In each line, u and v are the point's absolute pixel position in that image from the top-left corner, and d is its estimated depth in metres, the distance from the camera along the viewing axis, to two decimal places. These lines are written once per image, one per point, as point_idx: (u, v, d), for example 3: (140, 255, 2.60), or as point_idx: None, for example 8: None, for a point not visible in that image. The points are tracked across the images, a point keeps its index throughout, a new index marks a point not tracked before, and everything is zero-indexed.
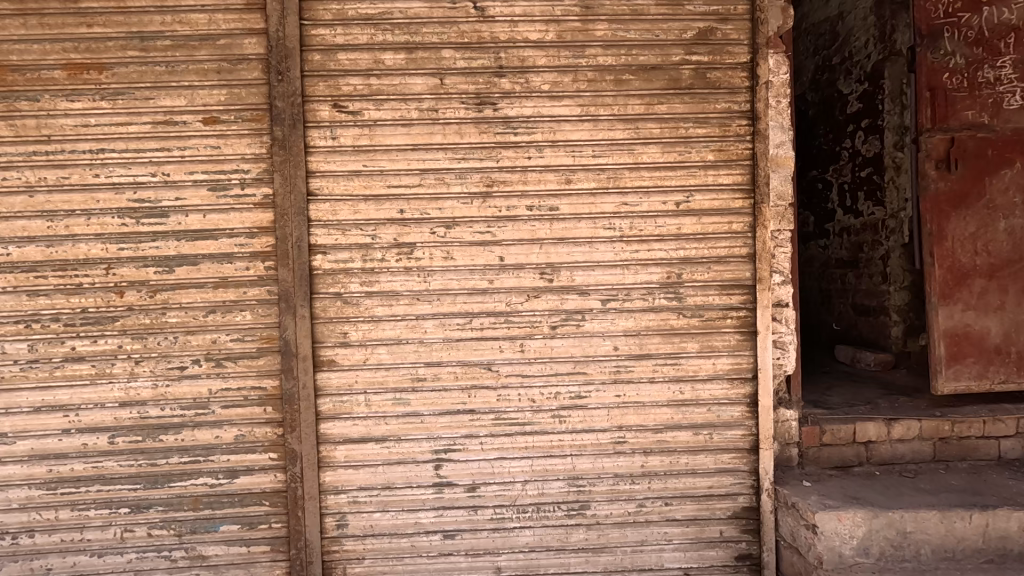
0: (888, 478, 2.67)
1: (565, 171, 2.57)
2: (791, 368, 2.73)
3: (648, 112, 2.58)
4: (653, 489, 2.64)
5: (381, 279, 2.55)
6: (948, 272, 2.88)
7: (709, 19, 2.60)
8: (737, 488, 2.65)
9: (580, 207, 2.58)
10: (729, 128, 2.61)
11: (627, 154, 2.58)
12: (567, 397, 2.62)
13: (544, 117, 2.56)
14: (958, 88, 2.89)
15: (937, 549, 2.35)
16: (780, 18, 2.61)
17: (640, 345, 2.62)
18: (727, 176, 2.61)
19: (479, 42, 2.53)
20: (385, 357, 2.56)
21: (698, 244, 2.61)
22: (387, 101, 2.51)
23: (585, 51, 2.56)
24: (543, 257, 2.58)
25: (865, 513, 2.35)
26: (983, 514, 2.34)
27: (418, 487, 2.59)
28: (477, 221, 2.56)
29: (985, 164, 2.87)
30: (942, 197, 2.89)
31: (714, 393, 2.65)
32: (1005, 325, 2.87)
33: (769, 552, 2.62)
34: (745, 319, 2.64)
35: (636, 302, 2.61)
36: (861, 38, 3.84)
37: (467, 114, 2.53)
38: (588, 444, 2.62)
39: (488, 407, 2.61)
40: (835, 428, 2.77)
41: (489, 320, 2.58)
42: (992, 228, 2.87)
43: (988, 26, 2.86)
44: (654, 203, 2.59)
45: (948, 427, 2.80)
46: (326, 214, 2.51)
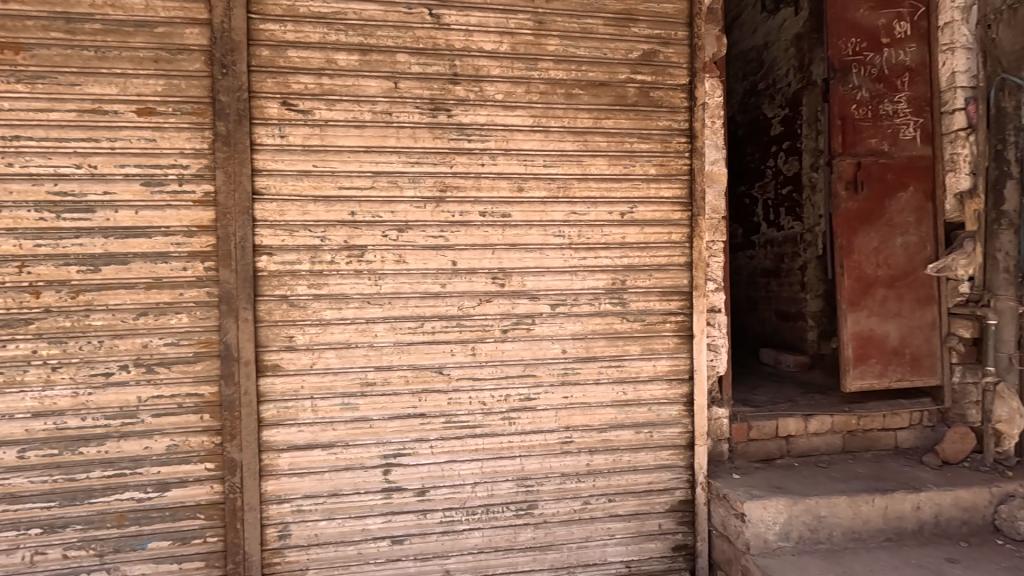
0: (805, 468, 2.93)
1: (517, 179, 2.65)
2: (723, 368, 2.94)
3: (596, 126, 2.71)
4: (598, 487, 2.75)
5: (331, 282, 2.51)
6: (855, 282, 3.21)
7: (653, 42, 2.77)
8: (675, 482, 2.82)
9: (531, 214, 2.66)
10: (669, 144, 2.79)
11: (575, 165, 2.70)
12: (517, 399, 2.68)
13: (497, 125, 2.62)
14: (863, 118, 3.25)
15: (846, 531, 2.61)
16: (716, 45, 2.85)
17: (587, 348, 2.73)
18: (668, 189, 2.79)
19: (434, 48, 2.56)
20: (333, 361, 2.52)
21: (641, 253, 2.76)
22: (339, 102, 2.48)
23: (537, 64, 2.65)
24: (495, 262, 2.64)
25: (786, 500, 2.57)
26: (884, 498, 2.63)
27: (366, 493, 2.56)
28: (430, 226, 2.58)
29: (885, 186, 3.23)
30: (850, 214, 3.23)
31: (655, 393, 2.80)
32: (902, 329, 3.22)
33: (702, 541, 2.81)
34: (683, 323, 2.82)
35: (584, 307, 2.72)
36: (782, 68, 4.21)
37: (421, 120, 2.55)
38: (537, 444, 2.70)
39: (439, 410, 2.62)
40: (759, 424, 3.03)
41: (440, 324, 2.61)
42: (891, 243, 3.23)
43: (888, 65, 3.23)
44: (600, 212, 2.72)
45: (855, 421, 3.12)
46: (273, 214, 2.44)
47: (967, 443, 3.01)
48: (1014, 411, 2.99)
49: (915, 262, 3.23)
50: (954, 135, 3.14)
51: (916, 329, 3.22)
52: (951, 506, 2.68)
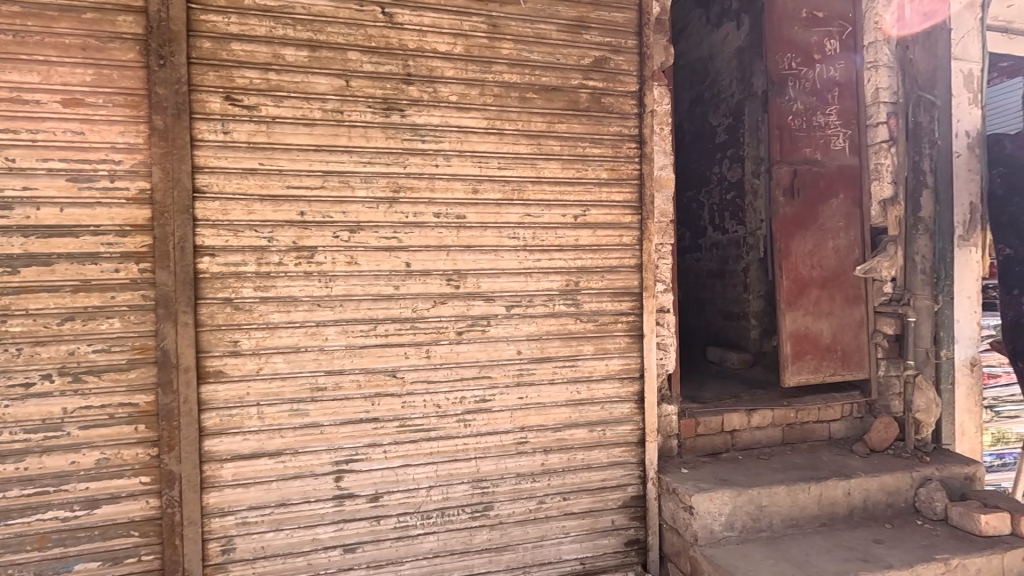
0: (748, 460, 3.08)
1: (472, 180, 2.65)
2: (671, 367, 3.05)
3: (549, 129, 2.75)
4: (553, 486, 2.78)
5: (278, 284, 2.42)
6: (792, 283, 3.40)
7: (604, 49, 2.84)
8: (627, 478, 2.89)
9: (486, 216, 2.67)
10: (620, 149, 2.86)
11: (530, 168, 2.73)
12: (472, 400, 2.68)
13: (452, 127, 2.61)
14: (798, 128, 3.45)
15: (786, 519, 2.76)
16: (663, 55, 2.98)
17: (541, 348, 2.76)
18: (618, 193, 2.86)
19: (387, 47, 2.52)
20: (281, 366, 2.44)
21: (594, 255, 2.83)
22: (287, 98, 2.40)
23: (491, 67, 2.66)
24: (449, 264, 2.63)
25: (731, 492, 2.69)
26: (819, 485, 2.79)
27: (317, 501, 2.49)
28: (383, 226, 2.54)
29: (819, 193, 3.43)
30: (787, 219, 3.42)
31: (607, 392, 2.87)
32: (835, 327, 3.44)
33: (653, 535, 2.89)
34: (633, 323, 2.90)
35: (538, 308, 2.75)
36: (726, 79, 4.41)
37: (373, 119, 2.51)
38: (492, 446, 2.71)
39: (393, 414, 2.58)
40: (706, 420, 3.15)
41: (394, 326, 2.57)
42: (824, 247, 3.43)
43: (821, 80, 3.43)
44: (554, 214, 2.77)
45: (793, 414, 3.30)
46: (215, 213, 2.33)
47: (891, 431, 3.24)
48: (930, 401, 3.26)
49: (845, 264, 3.44)
50: (877, 146, 3.38)
51: (847, 327, 3.44)
52: (877, 490, 2.89)
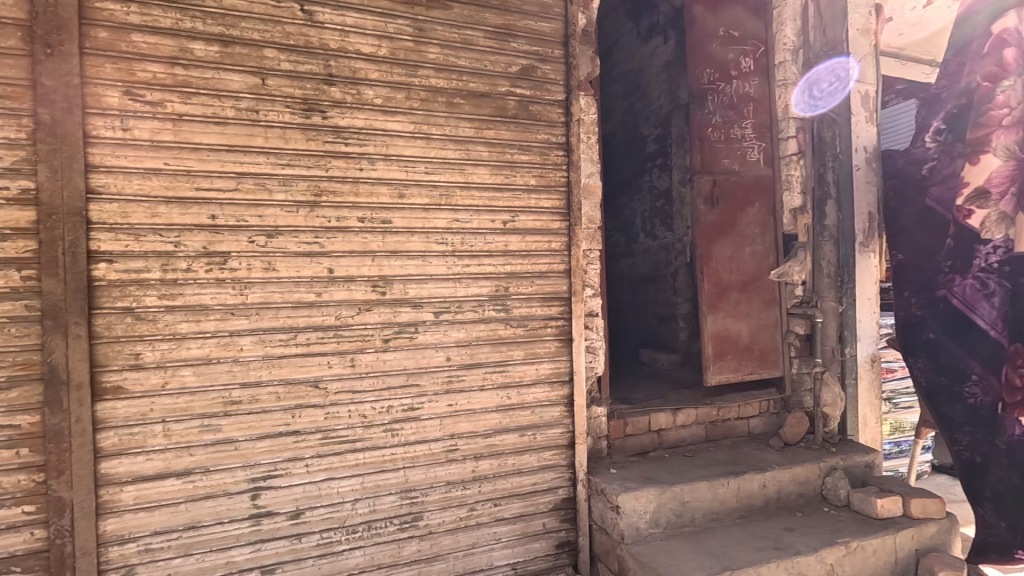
0: (674, 458, 3.20)
1: (398, 185, 2.60)
2: (601, 369, 3.13)
3: (477, 135, 2.75)
4: (483, 492, 2.77)
5: (186, 292, 2.27)
6: (713, 287, 3.57)
7: (531, 58, 2.87)
8: (558, 481, 2.92)
9: (412, 221, 2.63)
10: (548, 156, 2.91)
11: (457, 173, 2.71)
12: (399, 409, 2.62)
13: (376, 130, 2.56)
14: (718, 140, 3.63)
15: (707, 513, 2.88)
16: (590, 65, 3.07)
17: (471, 354, 2.75)
18: (547, 200, 2.91)
19: (307, 46, 2.44)
20: (189, 379, 2.29)
21: (523, 260, 2.85)
22: (196, 95, 2.27)
23: (417, 71, 2.63)
24: (375, 270, 2.56)
25: (655, 490, 2.78)
26: (737, 479, 2.94)
27: (230, 522, 2.35)
28: (303, 231, 2.44)
29: (737, 202, 3.63)
30: (709, 226, 3.58)
31: (537, 396, 2.89)
32: (752, 328, 3.65)
33: (584, 536, 2.93)
34: (563, 328, 2.95)
35: (467, 314, 2.74)
36: (655, 91, 4.60)
37: (292, 120, 2.42)
38: (421, 455, 2.66)
39: (315, 426, 2.48)
40: (634, 420, 3.27)
41: (316, 335, 2.47)
42: (742, 252, 3.64)
43: (737, 95, 3.63)
44: (482, 220, 2.77)
45: (715, 412, 3.47)
46: (114, 216, 2.16)
47: (802, 425, 3.46)
48: (836, 396, 3.49)
49: (761, 269, 3.67)
50: (788, 159, 3.65)
51: (762, 328, 3.67)
52: (789, 481, 3.07)
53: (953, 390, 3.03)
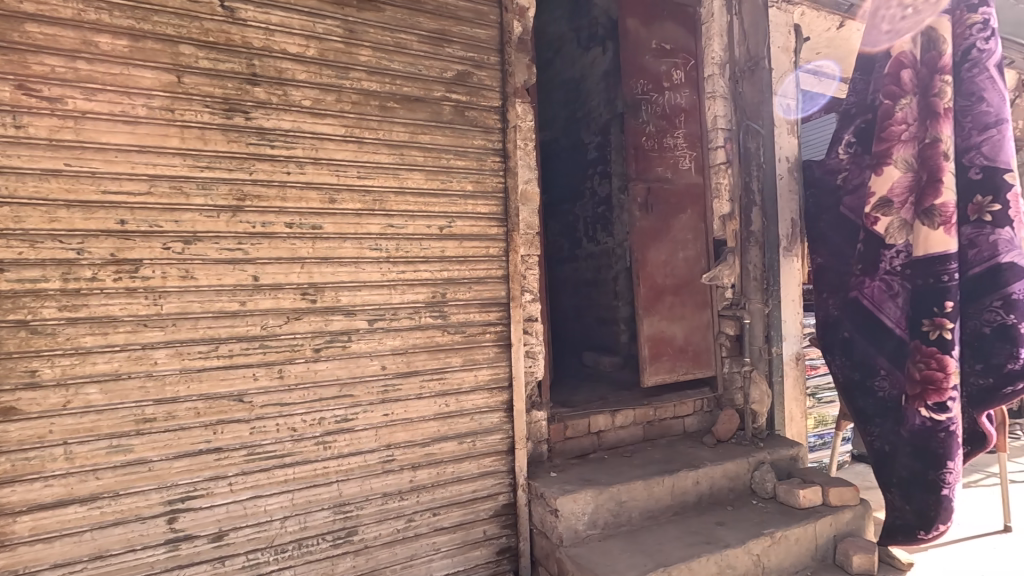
0: (612, 459, 3.27)
1: (328, 190, 2.52)
2: (541, 374, 3.15)
3: (412, 140, 2.72)
4: (421, 502, 2.72)
5: (92, 303, 2.11)
6: (648, 290, 3.68)
7: (466, 64, 2.87)
8: (498, 487, 2.91)
9: (344, 227, 2.56)
10: (485, 162, 2.91)
11: (392, 178, 2.67)
12: (332, 421, 2.54)
13: (304, 133, 2.48)
14: (652, 148, 3.74)
15: (643, 511, 2.95)
16: (526, 73, 3.11)
17: (407, 362, 2.70)
18: (484, 206, 2.91)
19: (228, 44, 2.33)
20: (95, 397, 2.12)
21: (460, 266, 2.83)
22: (102, 91, 2.11)
23: (348, 73, 2.57)
24: (304, 277, 2.47)
25: (593, 492, 2.83)
26: (671, 477, 3.04)
27: (144, 549, 2.19)
28: (225, 237, 2.32)
29: (670, 208, 3.76)
30: (643, 232, 3.69)
31: (476, 403, 2.88)
32: (686, 330, 3.79)
33: (524, 541, 2.94)
34: (501, 333, 2.95)
35: (403, 321, 2.69)
36: (594, 99, 4.71)
37: (212, 120, 2.30)
38: (355, 467, 2.58)
39: (239, 442, 2.36)
40: (574, 423, 3.32)
41: (239, 346, 2.36)
42: (675, 257, 3.77)
43: (669, 105, 3.76)
44: (418, 226, 2.73)
45: (652, 412, 3.58)
46: (4, 220, 1.98)
47: (733, 422, 3.62)
48: (763, 393, 3.70)
49: (694, 273, 3.81)
50: (717, 167, 3.81)
51: (695, 329, 3.81)
52: (721, 476, 3.21)
53: (866, 384, 3.27)
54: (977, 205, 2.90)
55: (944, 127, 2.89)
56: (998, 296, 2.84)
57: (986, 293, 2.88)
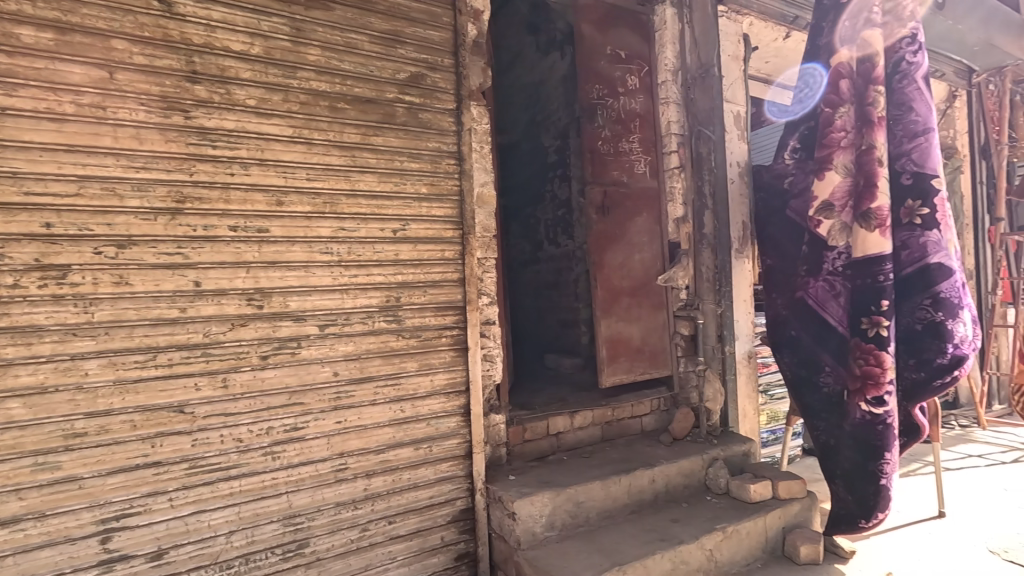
0: (571, 460, 3.30)
1: (275, 192, 2.45)
2: (499, 377, 3.15)
3: (364, 142, 2.67)
4: (376, 511, 2.67)
5: (13, 312, 1.98)
6: (606, 292, 3.74)
7: (420, 65, 2.85)
8: (456, 492, 2.88)
9: (292, 230, 2.48)
10: (439, 165, 2.89)
11: (343, 180, 2.61)
12: (280, 430, 2.46)
13: (249, 133, 2.40)
14: (608, 152, 3.79)
15: (600, 511, 2.98)
16: (481, 76, 3.14)
17: (360, 368, 2.65)
18: (439, 209, 2.88)
19: (165, 40, 2.23)
20: (17, 412, 1.99)
21: (415, 269, 2.80)
22: (24, 86, 1.99)
23: (295, 73, 2.51)
24: (250, 282, 2.39)
25: (550, 493, 2.84)
26: (628, 476, 3.08)
27: (75, 572, 2.07)
28: (163, 241, 2.22)
29: (626, 212, 3.83)
30: (600, 235, 3.74)
31: (432, 408, 2.84)
32: (643, 331, 3.86)
33: (483, 545, 2.92)
34: (458, 337, 2.93)
35: (355, 326, 2.64)
36: (553, 103, 4.76)
37: (149, 119, 2.20)
38: (306, 477, 2.51)
39: (180, 455, 2.26)
40: (532, 425, 3.34)
41: (180, 354, 2.26)
42: (631, 259, 3.84)
43: (624, 110, 3.82)
44: (370, 229, 2.68)
45: (610, 412, 3.64)
46: None
47: (689, 420, 3.71)
48: (717, 391, 3.85)
49: (649, 275, 3.89)
50: (671, 172, 3.91)
51: (652, 330, 3.89)
52: (676, 474, 3.27)
53: (812, 380, 3.39)
54: (909, 209, 3.06)
55: (879, 134, 3.04)
56: (927, 294, 3.01)
57: (917, 292, 3.05)
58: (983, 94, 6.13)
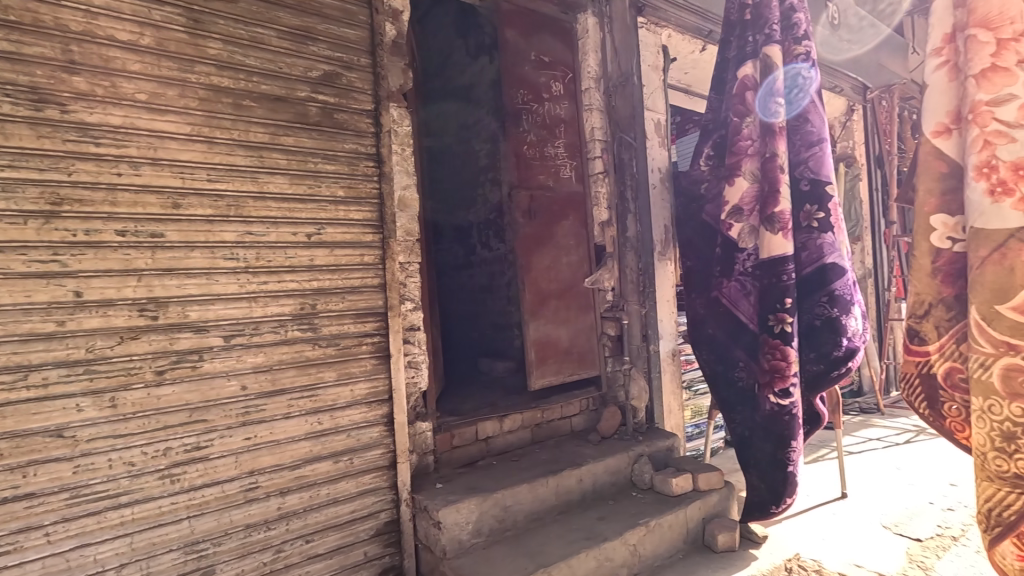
0: (500, 464, 3.29)
1: (171, 193, 2.28)
2: (424, 384, 3.09)
3: (273, 142, 2.54)
4: (291, 530, 2.53)
5: None
6: (534, 296, 3.77)
7: (334, 64, 2.75)
8: (380, 505, 2.79)
9: (191, 234, 2.31)
10: (357, 167, 2.80)
11: (250, 182, 2.47)
12: (180, 451, 2.28)
13: (140, 130, 2.21)
14: (534, 157, 3.83)
15: (528, 514, 2.99)
16: (401, 78, 3.07)
17: (272, 380, 2.51)
18: (357, 212, 2.79)
19: (37, 25, 2.02)
20: None
21: (332, 275, 2.69)
22: None
23: (194, 67, 2.35)
24: (143, 291, 2.20)
25: (477, 500, 2.81)
26: (555, 477, 3.11)
27: None
28: (35, 247, 2.00)
29: (552, 215, 3.88)
30: (527, 238, 3.77)
31: (353, 418, 2.74)
32: (571, 332, 3.93)
33: (410, 558, 2.84)
34: (379, 344, 2.84)
35: (265, 336, 2.50)
36: (483, 107, 4.75)
37: (15, 112, 1.97)
38: (211, 499, 2.34)
39: (59, 485, 2.04)
40: (461, 431, 3.31)
41: (57, 373, 2.04)
42: (558, 262, 3.89)
43: (549, 115, 3.89)
44: (282, 233, 2.55)
45: (539, 414, 3.68)
46: None
47: (617, 418, 3.81)
48: (642, 388, 3.96)
49: (577, 277, 3.96)
50: (596, 177, 4.03)
51: (580, 332, 3.97)
52: (603, 472, 3.34)
53: (728, 375, 3.56)
54: (807, 213, 3.31)
55: (780, 143, 3.25)
56: (824, 292, 3.26)
57: (816, 290, 3.29)
58: (877, 109, 6.75)
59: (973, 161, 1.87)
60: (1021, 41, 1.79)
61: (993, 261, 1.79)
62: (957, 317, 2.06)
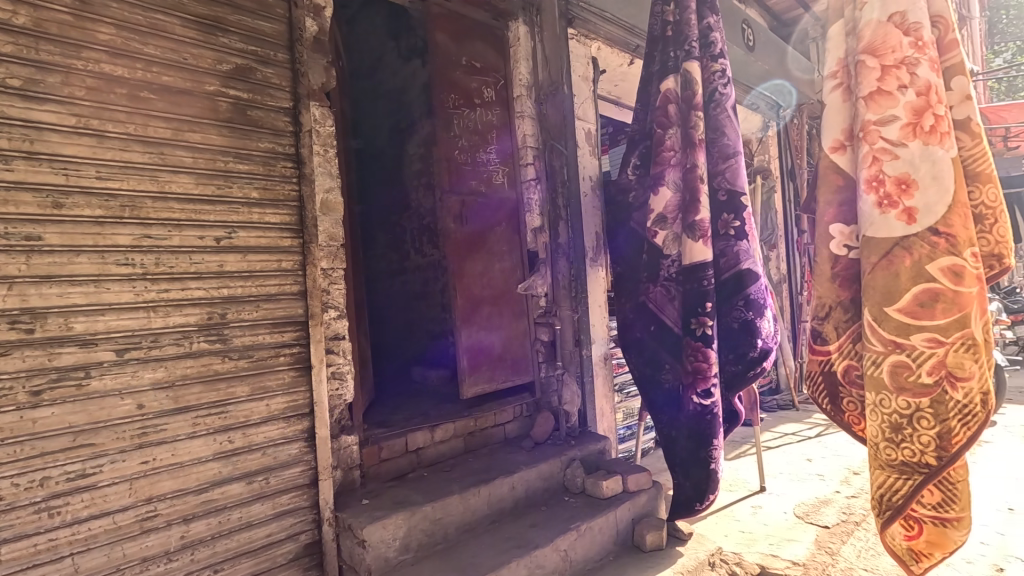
0: (431, 476, 3.20)
1: (52, 192, 2.04)
2: (349, 396, 2.96)
3: (176, 138, 2.34)
4: (197, 560, 2.32)
5: None
6: (465, 302, 3.77)
7: (247, 57, 2.59)
8: (299, 526, 2.62)
9: (77, 238, 2.08)
10: (273, 168, 2.64)
11: (149, 181, 2.26)
12: (61, 480, 2.03)
13: (12, 119, 1.96)
14: (465, 163, 3.85)
15: (459, 526, 2.92)
16: (323, 75, 2.95)
17: (174, 398, 2.29)
18: (274, 215, 2.63)
19: None
20: None
21: (245, 282, 2.52)
22: None
23: (81, 53, 2.12)
24: (15, 301, 1.95)
25: (405, 514, 2.71)
26: (487, 487, 3.07)
27: None
28: None
29: (484, 221, 3.90)
30: (458, 244, 3.78)
31: (268, 435, 2.56)
32: (504, 338, 3.95)
33: None
34: (299, 355, 2.69)
35: (166, 349, 2.29)
36: (415, 110, 4.66)
37: None
38: (100, 532, 2.10)
39: None
40: (389, 444, 3.20)
41: None
42: (490, 268, 3.92)
43: (480, 122, 3.91)
44: (186, 237, 2.35)
45: (472, 423, 3.63)
46: None
47: (549, 423, 3.83)
48: (573, 393, 4.01)
49: (509, 284, 4.01)
50: (528, 184, 4.07)
51: (513, 338, 4.00)
52: (535, 478, 3.33)
53: (656, 377, 3.67)
54: (725, 222, 3.47)
55: (699, 155, 3.41)
56: (741, 296, 3.43)
57: (735, 294, 3.45)
58: (789, 126, 7.30)
59: (864, 175, 2.02)
60: (901, 68, 1.98)
61: (881, 266, 1.95)
62: (853, 318, 2.22)
